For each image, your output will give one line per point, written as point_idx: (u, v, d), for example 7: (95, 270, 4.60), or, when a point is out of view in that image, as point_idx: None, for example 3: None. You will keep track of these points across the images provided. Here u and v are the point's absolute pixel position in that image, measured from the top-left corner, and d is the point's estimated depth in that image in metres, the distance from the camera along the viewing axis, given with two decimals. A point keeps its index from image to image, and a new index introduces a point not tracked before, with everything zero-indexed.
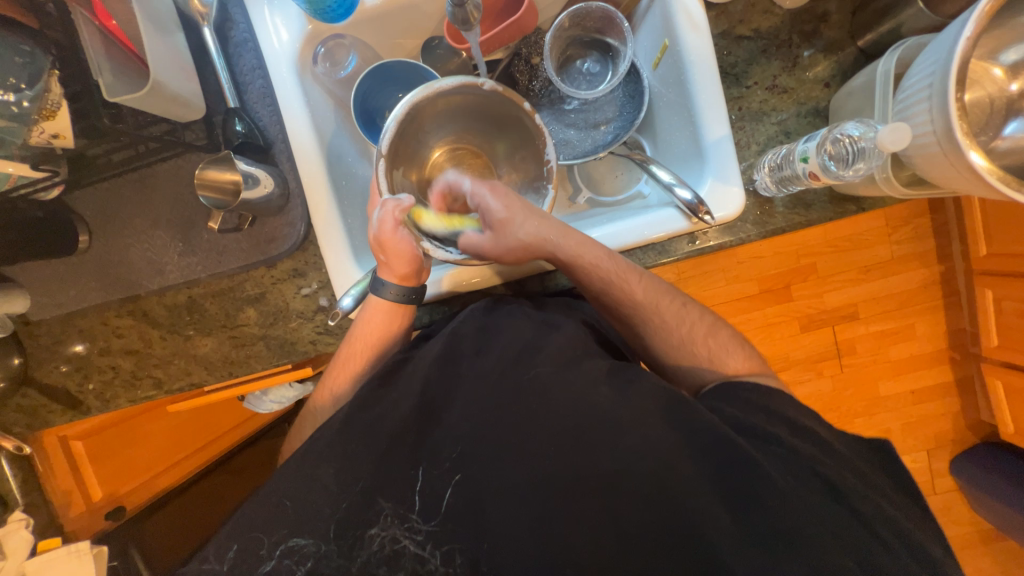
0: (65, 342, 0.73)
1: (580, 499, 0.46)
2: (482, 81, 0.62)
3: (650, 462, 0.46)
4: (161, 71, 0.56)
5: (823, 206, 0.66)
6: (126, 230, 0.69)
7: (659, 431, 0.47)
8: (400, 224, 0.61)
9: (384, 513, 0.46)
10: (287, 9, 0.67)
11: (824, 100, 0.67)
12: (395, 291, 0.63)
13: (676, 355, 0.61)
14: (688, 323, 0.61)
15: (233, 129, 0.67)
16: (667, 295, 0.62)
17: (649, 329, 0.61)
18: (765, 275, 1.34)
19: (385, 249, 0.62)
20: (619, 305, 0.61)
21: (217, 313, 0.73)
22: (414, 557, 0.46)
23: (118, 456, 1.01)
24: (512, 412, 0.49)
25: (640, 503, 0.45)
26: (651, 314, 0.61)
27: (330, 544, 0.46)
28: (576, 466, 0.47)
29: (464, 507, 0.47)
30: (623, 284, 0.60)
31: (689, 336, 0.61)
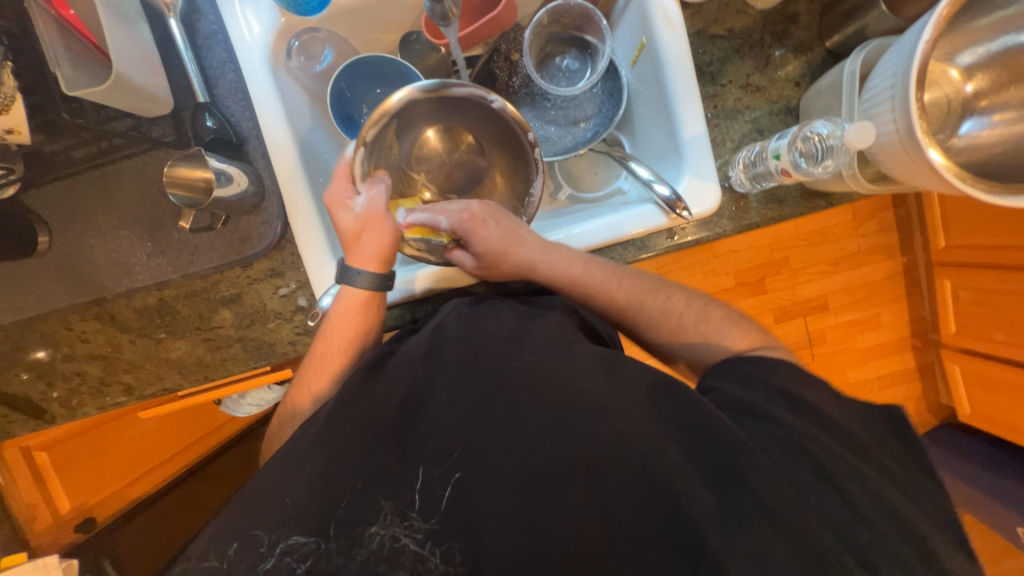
0: (26, 349, 0.70)
1: (580, 488, 0.45)
2: (491, 96, 0.63)
3: (646, 450, 0.45)
4: (125, 64, 0.53)
5: (795, 201, 0.68)
6: (90, 229, 0.66)
7: (648, 416, 0.47)
8: (387, 215, 0.63)
9: (384, 511, 0.44)
10: (258, 2, 0.65)
11: (795, 99, 0.69)
12: (369, 279, 0.62)
13: (676, 344, 0.63)
14: (677, 314, 0.63)
15: (204, 125, 0.65)
16: (651, 292, 0.64)
17: (649, 323, 0.64)
18: (740, 269, 1.38)
19: (368, 234, 0.62)
20: (615, 310, 0.64)
21: (190, 315, 0.71)
22: (414, 556, 0.43)
23: (86, 467, 0.98)
24: (505, 401, 0.48)
25: (639, 490, 0.44)
26: (637, 313, 0.64)
27: (331, 542, 0.43)
28: (573, 456, 0.45)
29: (458, 504, 0.44)
30: (604, 292, 0.63)
31: (679, 326, 0.62)
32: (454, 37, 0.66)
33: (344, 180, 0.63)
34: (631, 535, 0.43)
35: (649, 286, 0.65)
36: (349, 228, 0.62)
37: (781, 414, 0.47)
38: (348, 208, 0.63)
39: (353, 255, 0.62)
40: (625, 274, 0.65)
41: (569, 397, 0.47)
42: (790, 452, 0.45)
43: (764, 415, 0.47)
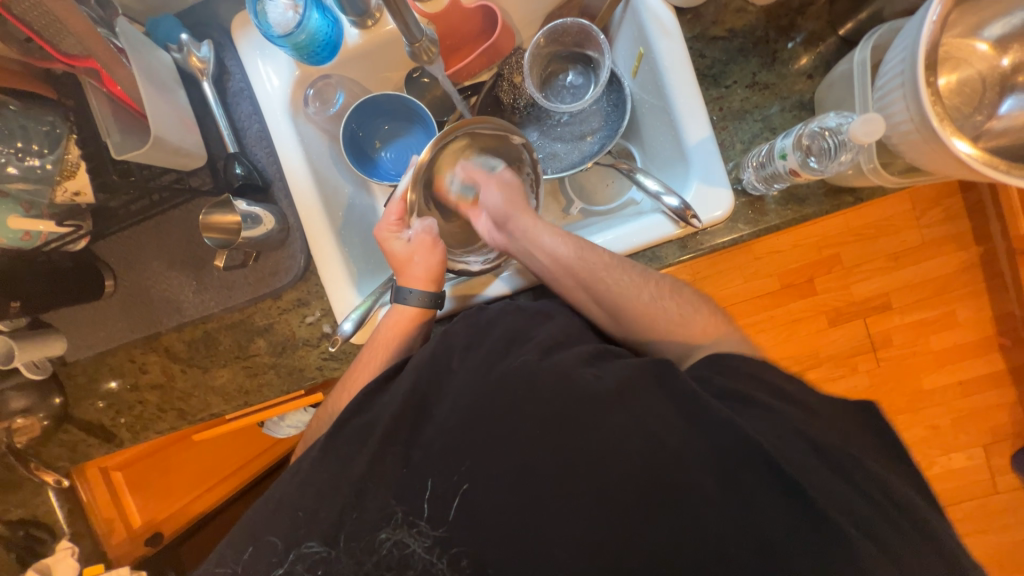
0: (100, 380, 0.79)
1: (574, 497, 0.43)
2: (518, 133, 0.68)
3: (645, 449, 0.43)
4: (162, 126, 0.60)
5: (818, 199, 0.64)
6: (146, 272, 0.74)
7: (651, 411, 0.45)
8: (436, 243, 0.67)
9: (396, 516, 0.45)
10: (276, 57, 0.71)
11: (809, 92, 0.66)
12: (419, 298, 0.65)
13: (639, 326, 0.60)
14: (672, 304, 0.60)
15: (234, 172, 0.71)
16: (648, 285, 0.61)
17: (608, 295, 0.60)
18: (785, 271, 1.27)
19: (419, 257, 0.66)
20: (582, 281, 0.61)
21: (230, 345, 0.77)
22: (424, 561, 0.44)
23: (152, 486, 1.08)
24: (504, 405, 0.47)
25: (642, 487, 0.43)
26: (632, 304, 0.60)
27: (339, 549, 0.45)
28: (570, 455, 0.44)
29: (452, 507, 0.45)
30: (580, 262, 0.62)
31: (675, 318, 0.59)
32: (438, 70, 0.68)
33: (396, 215, 0.68)
34: (631, 534, 0.42)
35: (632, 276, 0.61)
36: (401, 253, 0.67)
37: None
38: (402, 237, 0.68)
39: (405, 277, 0.66)
40: (611, 256, 0.62)
41: (569, 394, 0.46)
42: (803, 448, 0.43)
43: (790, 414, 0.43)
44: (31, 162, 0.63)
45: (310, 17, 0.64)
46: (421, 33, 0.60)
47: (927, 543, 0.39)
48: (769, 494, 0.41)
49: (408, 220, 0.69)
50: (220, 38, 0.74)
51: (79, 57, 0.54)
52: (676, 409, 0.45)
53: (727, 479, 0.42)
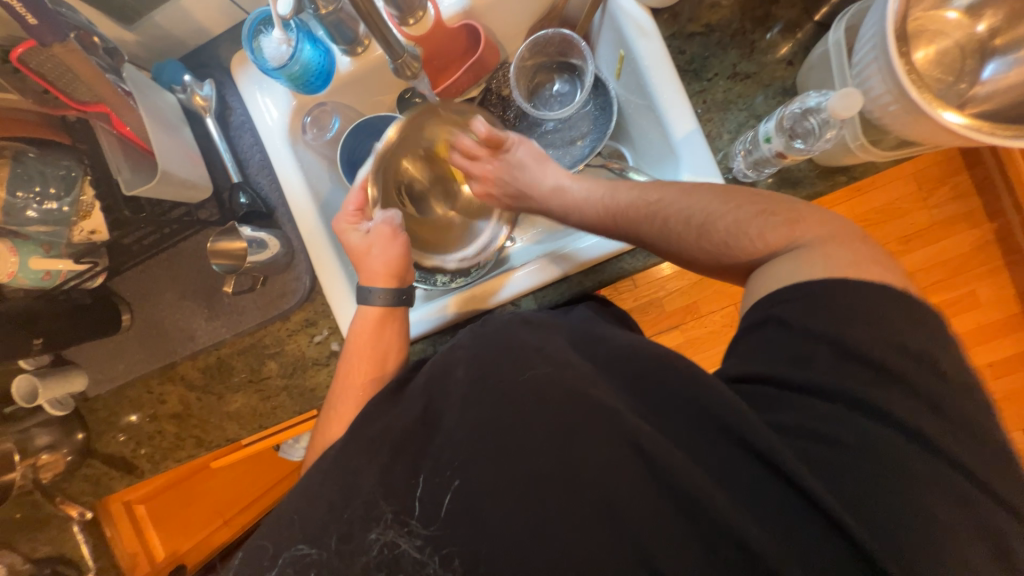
0: (120, 413, 0.81)
1: (583, 501, 0.43)
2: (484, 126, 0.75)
3: (646, 441, 0.43)
4: (168, 162, 0.63)
5: (811, 181, 0.64)
6: (161, 304, 0.77)
7: (656, 412, 0.45)
8: (397, 233, 0.68)
9: (385, 517, 0.46)
10: (274, 90, 0.75)
11: (790, 78, 0.67)
12: (382, 296, 0.66)
13: (694, 249, 0.57)
14: (702, 203, 0.56)
15: (238, 201, 0.73)
16: (669, 187, 0.60)
17: (653, 232, 0.60)
18: None
19: (378, 248, 0.67)
20: (622, 221, 0.63)
21: (243, 369, 0.79)
22: (414, 561, 0.45)
23: (174, 519, 1.09)
24: (509, 413, 0.47)
25: (644, 482, 0.43)
26: (650, 209, 0.60)
27: (330, 553, 0.46)
28: (572, 458, 0.44)
29: (464, 515, 0.45)
30: (612, 198, 0.65)
31: (707, 216, 0.55)
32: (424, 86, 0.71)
33: (355, 206, 0.68)
34: (637, 533, 0.42)
35: (630, 191, 0.63)
36: (359, 246, 0.67)
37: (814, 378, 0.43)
38: (361, 229, 0.69)
39: (365, 273, 0.67)
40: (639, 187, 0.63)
41: (566, 392, 0.47)
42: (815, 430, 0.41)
43: None
44: (49, 206, 0.66)
45: (302, 48, 0.67)
46: (403, 50, 0.63)
47: (949, 514, 0.38)
48: (778, 479, 0.41)
49: (368, 211, 0.69)
50: (220, 76, 0.77)
51: (88, 103, 0.58)
52: (669, 402, 0.46)
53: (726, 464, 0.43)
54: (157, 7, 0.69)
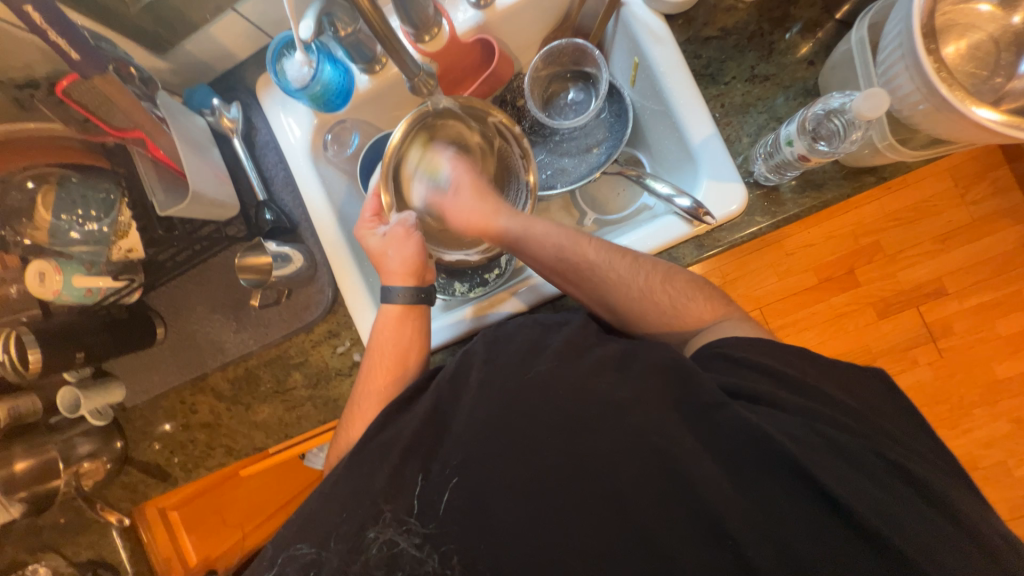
0: (156, 423, 0.85)
1: (599, 509, 0.42)
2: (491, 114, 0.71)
3: (652, 438, 0.43)
4: (198, 181, 0.66)
5: (835, 183, 0.62)
6: (192, 317, 0.80)
7: (666, 413, 0.44)
8: (411, 231, 0.68)
9: (384, 515, 0.46)
10: (297, 109, 0.77)
11: (812, 79, 0.65)
12: (404, 294, 0.66)
13: (642, 307, 0.59)
14: (643, 273, 0.60)
15: (264, 217, 0.76)
16: (620, 253, 0.61)
17: (607, 288, 0.60)
18: (822, 264, 1.18)
19: (394, 249, 0.68)
20: (579, 275, 0.62)
21: (271, 380, 0.81)
22: (414, 560, 0.44)
23: (206, 525, 1.12)
24: (515, 410, 0.46)
25: (652, 479, 0.42)
26: (607, 273, 0.60)
27: (328, 551, 0.46)
28: (578, 454, 0.44)
29: (472, 514, 0.44)
30: (575, 252, 0.62)
31: (647, 287, 0.59)
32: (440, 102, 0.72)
33: (372, 212, 0.71)
34: (642, 525, 0.41)
35: (599, 248, 0.61)
36: (376, 249, 0.69)
37: None
38: (377, 232, 0.70)
39: (384, 273, 0.68)
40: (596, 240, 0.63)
41: (581, 401, 0.45)
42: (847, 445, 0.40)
43: None
44: (90, 227, 0.69)
45: (323, 69, 0.69)
46: (417, 68, 0.64)
47: None
48: (798, 492, 0.40)
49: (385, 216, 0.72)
50: (247, 99, 0.81)
51: (125, 129, 0.61)
52: (676, 399, 0.45)
53: (729, 459, 0.42)
54: (188, 35, 0.72)
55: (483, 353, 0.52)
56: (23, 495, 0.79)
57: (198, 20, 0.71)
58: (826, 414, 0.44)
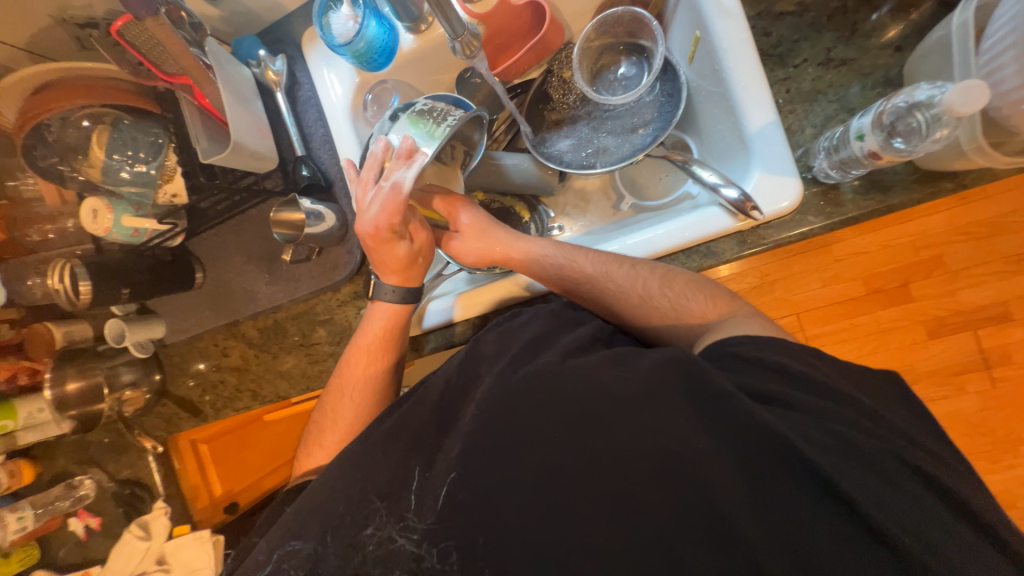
0: (191, 361, 0.90)
1: (604, 508, 0.40)
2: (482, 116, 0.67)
3: (658, 434, 0.40)
4: (239, 132, 0.67)
5: (905, 186, 0.57)
6: (229, 266, 0.83)
7: (682, 415, 0.41)
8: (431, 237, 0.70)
9: (378, 512, 0.45)
10: (340, 66, 0.76)
11: (896, 67, 0.59)
12: (399, 293, 0.67)
13: (643, 311, 0.59)
14: (641, 280, 0.60)
15: (301, 174, 0.77)
16: (617, 261, 0.63)
17: (607, 298, 0.61)
18: (874, 275, 1.09)
19: (421, 254, 0.69)
20: (584, 280, 0.63)
21: (297, 334, 0.84)
22: (412, 558, 0.42)
23: (230, 461, 1.20)
24: (522, 401, 0.44)
25: (663, 491, 0.39)
26: (604, 283, 0.62)
27: (326, 547, 0.45)
28: (585, 446, 0.41)
29: (470, 503, 0.42)
30: (571, 265, 0.65)
31: (645, 291, 0.59)
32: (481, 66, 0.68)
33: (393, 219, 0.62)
34: (652, 531, 0.38)
35: (592, 258, 0.64)
36: (405, 258, 0.66)
37: None
38: (402, 241, 0.65)
39: (404, 276, 0.68)
40: (598, 252, 0.65)
41: (590, 392, 0.43)
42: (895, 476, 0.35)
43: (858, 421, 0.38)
44: (140, 168, 0.72)
45: (368, 25, 0.68)
46: (461, 27, 0.61)
47: None
48: (824, 518, 0.37)
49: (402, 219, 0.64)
50: (292, 52, 0.81)
51: (175, 76, 0.61)
52: (687, 399, 0.41)
53: (751, 464, 0.38)
54: None
55: (492, 348, 0.53)
56: (73, 414, 0.87)
57: None
58: (861, 428, 0.41)
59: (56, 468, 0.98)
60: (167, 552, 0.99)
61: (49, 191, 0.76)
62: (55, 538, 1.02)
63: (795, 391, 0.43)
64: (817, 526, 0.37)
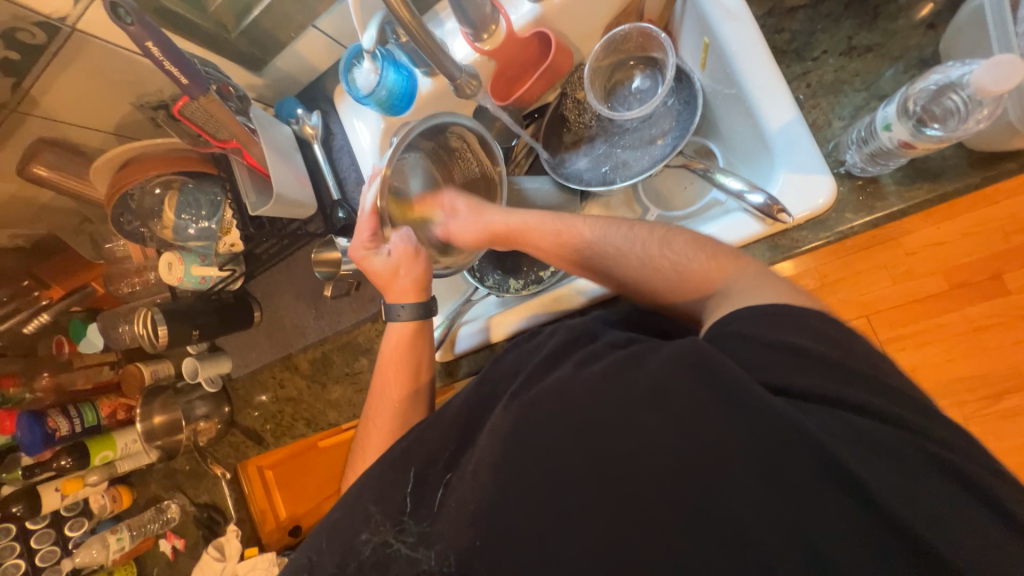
0: (254, 393, 0.98)
1: (628, 531, 0.38)
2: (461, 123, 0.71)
3: (674, 452, 0.38)
4: (283, 185, 0.75)
5: (954, 172, 0.53)
6: (281, 304, 0.91)
7: (701, 429, 0.38)
8: (416, 252, 0.71)
9: (373, 517, 0.48)
10: (367, 114, 0.83)
11: (930, 45, 0.56)
12: (411, 312, 0.70)
13: (645, 277, 0.57)
14: (640, 241, 0.58)
15: (338, 216, 0.83)
16: (616, 224, 0.62)
17: (608, 261, 0.61)
18: (959, 267, 0.93)
19: (405, 269, 0.70)
20: (574, 254, 0.65)
21: (342, 363, 0.89)
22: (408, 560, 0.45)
23: None
24: (531, 415, 0.43)
25: (690, 515, 0.37)
26: (602, 246, 0.62)
27: (328, 558, 0.48)
28: (596, 469, 0.40)
29: (488, 529, 0.41)
30: (568, 232, 0.65)
31: (646, 252, 0.57)
32: (486, 100, 0.71)
33: (368, 233, 0.71)
34: (659, 533, 0.37)
35: (588, 224, 0.64)
36: (384, 270, 0.70)
37: None
38: (380, 253, 0.71)
39: (394, 292, 0.70)
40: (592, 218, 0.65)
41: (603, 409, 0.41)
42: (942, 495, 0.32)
43: None
44: (203, 224, 0.82)
45: (387, 75, 0.73)
46: (457, 69, 0.64)
47: None
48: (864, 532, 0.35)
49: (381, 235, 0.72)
50: (326, 107, 0.89)
51: (226, 141, 0.70)
52: (698, 397, 0.39)
53: (763, 464, 0.37)
54: (278, 53, 0.81)
55: (508, 368, 0.54)
56: (159, 443, 0.98)
57: (285, 39, 0.79)
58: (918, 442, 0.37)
59: (150, 492, 1.12)
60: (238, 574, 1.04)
61: (135, 250, 0.90)
62: (148, 558, 1.14)
63: (836, 386, 0.39)
64: None
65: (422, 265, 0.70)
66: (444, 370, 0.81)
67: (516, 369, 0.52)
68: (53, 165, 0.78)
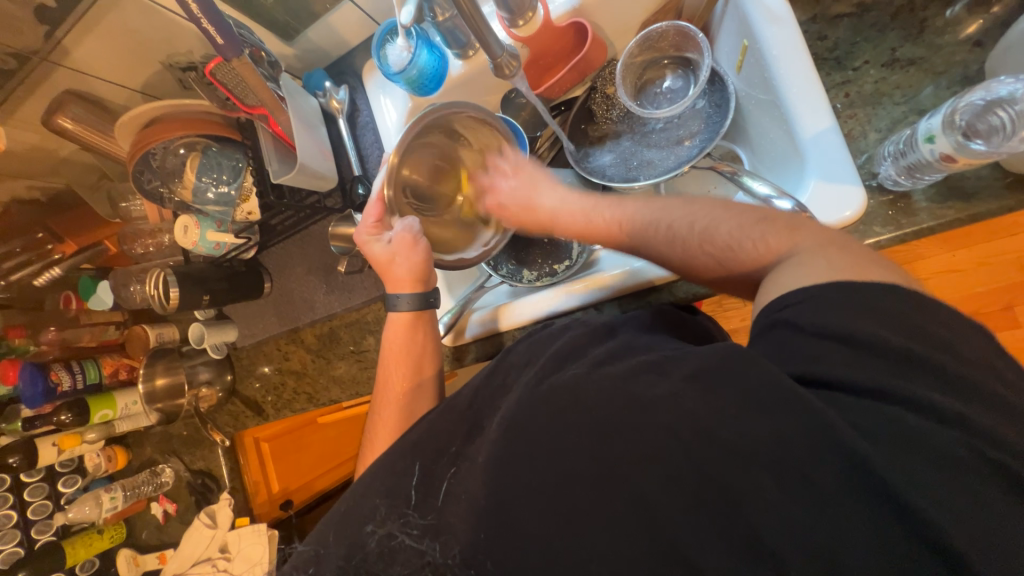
0: (257, 364, 0.98)
1: (639, 522, 0.38)
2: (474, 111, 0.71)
3: (692, 448, 0.38)
4: (306, 156, 0.74)
5: (990, 191, 0.52)
6: (293, 276, 0.91)
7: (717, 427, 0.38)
8: (416, 240, 0.69)
9: (381, 510, 0.49)
10: (395, 93, 0.83)
11: (975, 63, 0.56)
12: (408, 302, 0.69)
13: (692, 269, 0.51)
14: (679, 233, 0.52)
15: (356, 192, 0.82)
16: (655, 220, 0.55)
17: (653, 259, 0.55)
18: (971, 295, 0.92)
19: (402, 256, 0.69)
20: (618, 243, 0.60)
21: (349, 340, 0.89)
22: (413, 551, 0.46)
23: (288, 460, 1.28)
24: (548, 404, 0.44)
25: (704, 511, 0.36)
26: (642, 248, 0.56)
27: (336, 550, 0.49)
28: (612, 456, 0.40)
29: (499, 507, 0.42)
30: (608, 230, 0.61)
31: (686, 245, 0.51)
32: (520, 84, 0.70)
33: (374, 217, 0.70)
34: (672, 524, 0.37)
35: (633, 216, 0.58)
36: (382, 256, 0.69)
37: (973, 418, 0.34)
38: (382, 240, 0.70)
39: (391, 280, 0.70)
40: (646, 198, 0.59)
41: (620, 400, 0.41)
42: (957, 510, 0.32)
43: (928, 419, 0.35)
44: (222, 190, 0.81)
45: (420, 54, 0.72)
46: (498, 48, 0.64)
47: None
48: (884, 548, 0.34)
49: (387, 221, 0.71)
50: (354, 82, 0.88)
51: (254, 107, 0.70)
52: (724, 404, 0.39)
53: (790, 475, 0.35)
54: (310, 24, 0.80)
55: (523, 363, 0.55)
56: (159, 406, 0.99)
57: (320, 10, 0.78)
58: None
59: (143, 456, 1.11)
60: (229, 541, 1.07)
61: (151, 211, 0.89)
62: (139, 521, 1.14)
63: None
64: (866, 548, 0.34)
65: (421, 251, 0.69)
66: (451, 356, 0.81)
67: (534, 362, 0.54)
68: (78, 118, 0.77)
